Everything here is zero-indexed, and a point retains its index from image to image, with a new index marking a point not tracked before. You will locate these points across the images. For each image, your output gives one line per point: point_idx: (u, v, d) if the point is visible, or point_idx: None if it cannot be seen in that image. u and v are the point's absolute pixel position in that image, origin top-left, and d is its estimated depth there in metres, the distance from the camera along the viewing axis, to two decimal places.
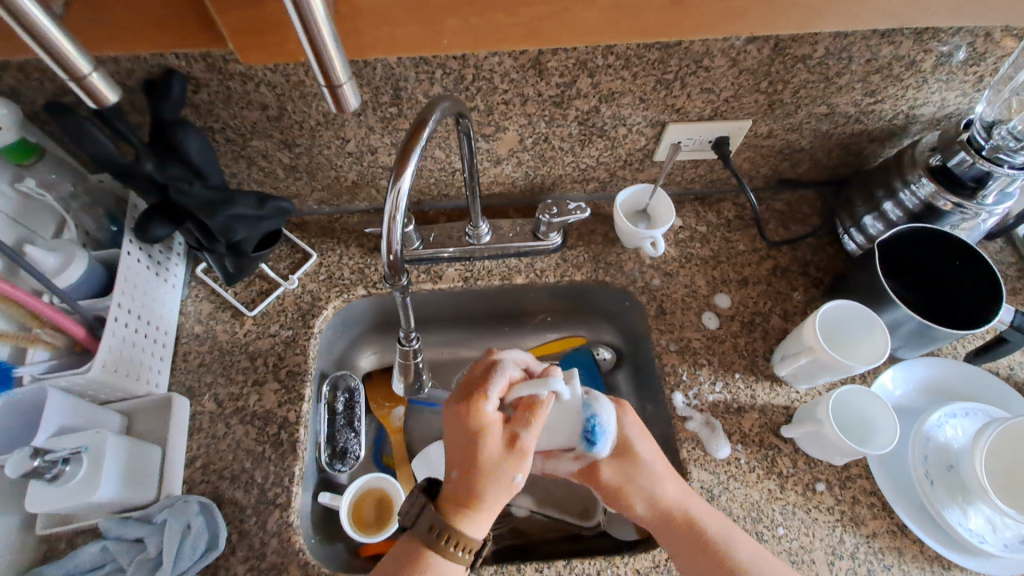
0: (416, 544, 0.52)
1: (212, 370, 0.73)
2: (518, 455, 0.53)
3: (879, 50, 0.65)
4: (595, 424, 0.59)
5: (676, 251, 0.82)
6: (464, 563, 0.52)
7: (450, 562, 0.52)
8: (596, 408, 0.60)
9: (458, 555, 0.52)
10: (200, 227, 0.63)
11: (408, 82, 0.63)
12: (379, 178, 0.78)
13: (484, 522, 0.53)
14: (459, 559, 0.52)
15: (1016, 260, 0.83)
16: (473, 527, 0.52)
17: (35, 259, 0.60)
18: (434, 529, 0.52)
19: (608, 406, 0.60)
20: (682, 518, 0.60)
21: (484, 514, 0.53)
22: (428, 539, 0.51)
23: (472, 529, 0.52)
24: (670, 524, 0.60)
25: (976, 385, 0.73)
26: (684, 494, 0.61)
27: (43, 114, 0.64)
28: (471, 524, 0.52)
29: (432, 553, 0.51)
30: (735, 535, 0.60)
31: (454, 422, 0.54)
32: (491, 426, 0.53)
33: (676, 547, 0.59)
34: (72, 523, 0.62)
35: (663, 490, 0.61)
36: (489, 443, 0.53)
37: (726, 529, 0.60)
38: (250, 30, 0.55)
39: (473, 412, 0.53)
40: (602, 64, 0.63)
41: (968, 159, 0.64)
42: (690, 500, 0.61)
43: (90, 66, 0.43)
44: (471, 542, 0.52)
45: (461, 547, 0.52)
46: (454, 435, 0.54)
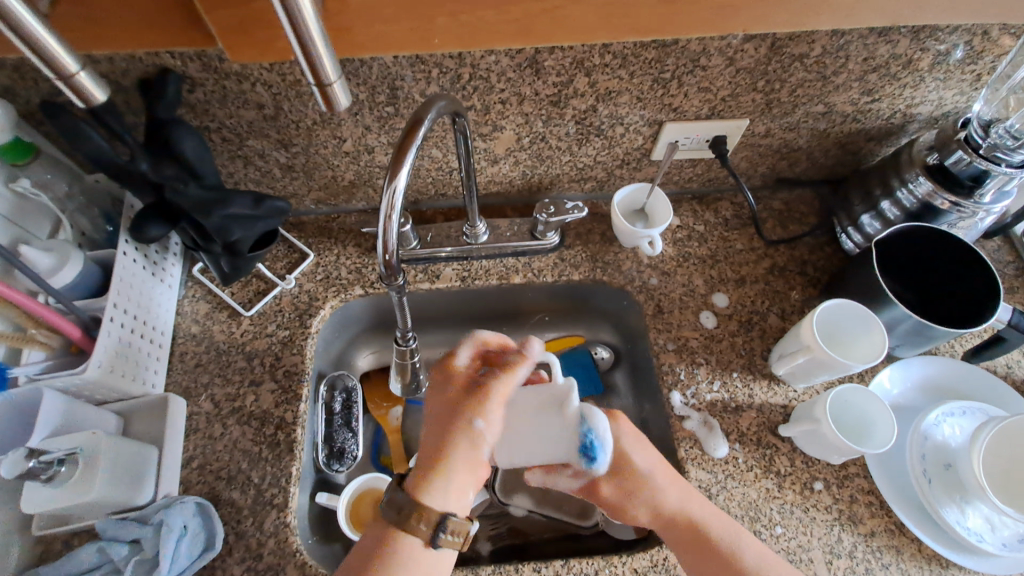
0: (387, 527, 0.52)
1: (209, 371, 0.73)
2: (479, 400, 0.58)
3: (875, 48, 0.65)
4: (592, 437, 0.58)
5: (673, 250, 0.82)
6: (423, 539, 0.52)
7: (411, 537, 0.52)
8: (591, 422, 0.59)
9: (418, 527, 0.52)
10: (196, 227, 0.63)
11: (405, 81, 0.63)
12: (377, 177, 0.78)
13: (448, 490, 0.54)
14: (418, 531, 0.52)
15: (1014, 258, 0.83)
16: (435, 494, 0.54)
17: (29, 260, 0.60)
18: (396, 503, 0.53)
19: (604, 419, 0.59)
20: (684, 525, 0.60)
21: (446, 475, 0.55)
22: (391, 515, 0.52)
23: (433, 498, 0.54)
24: (672, 533, 0.60)
25: (974, 384, 0.73)
26: (686, 499, 0.61)
27: (38, 114, 0.64)
28: (430, 490, 0.54)
29: (398, 533, 0.52)
30: (737, 532, 0.60)
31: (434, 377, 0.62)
32: (461, 380, 0.60)
33: (677, 553, 0.60)
34: (68, 524, 0.61)
35: (666, 498, 0.61)
36: (455, 396, 0.59)
37: (731, 531, 0.60)
38: (247, 29, 0.55)
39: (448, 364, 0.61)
40: (599, 62, 0.63)
41: (965, 158, 0.64)
42: (690, 504, 0.61)
43: (78, 65, 0.43)
44: (432, 514, 0.52)
45: (421, 519, 0.52)
46: (432, 400, 0.61)
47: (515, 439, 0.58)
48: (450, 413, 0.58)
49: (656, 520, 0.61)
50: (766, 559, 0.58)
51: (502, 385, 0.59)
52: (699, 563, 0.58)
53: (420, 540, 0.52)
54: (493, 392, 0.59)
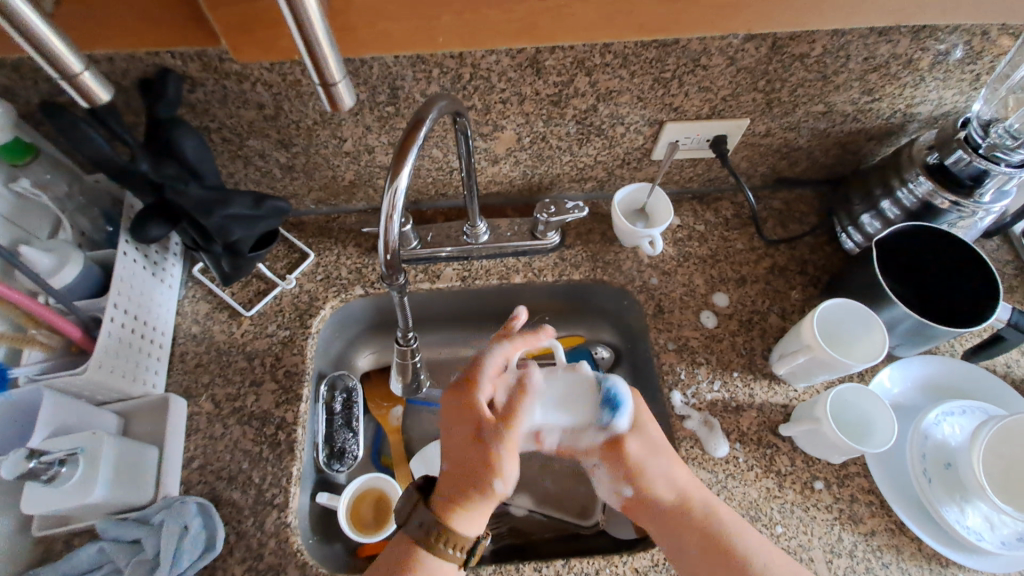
0: (413, 542, 0.54)
1: (209, 371, 0.72)
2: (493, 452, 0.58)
3: (876, 47, 0.65)
4: (614, 392, 0.67)
5: (674, 250, 0.82)
6: (455, 562, 0.54)
7: (440, 561, 0.54)
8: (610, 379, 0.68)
9: (448, 552, 0.54)
10: (196, 227, 0.62)
11: (405, 81, 0.63)
12: (377, 177, 0.78)
13: (476, 517, 0.56)
14: (448, 556, 0.54)
15: (1014, 258, 0.83)
16: (461, 522, 0.55)
17: (29, 260, 0.60)
18: (423, 525, 0.54)
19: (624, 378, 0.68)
20: (692, 511, 0.61)
21: (474, 510, 0.56)
22: (416, 534, 0.54)
23: (461, 523, 0.55)
24: (681, 514, 0.61)
25: (974, 383, 0.73)
26: (692, 485, 0.62)
27: (37, 113, 0.64)
28: (457, 518, 0.55)
29: (424, 551, 0.53)
30: (739, 522, 0.60)
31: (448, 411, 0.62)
32: (478, 415, 0.60)
33: (682, 541, 0.60)
34: (69, 524, 0.61)
35: (676, 478, 0.63)
36: (473, 441, 0.59)
37: (734, 520, 0.60)
38: (247, 29, 0.55)
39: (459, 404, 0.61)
40: (600, 62, 0.63)
41: (965, 157, 0.64)
42: (696, 491, 0.62)
43: (82, 64, 0.43)
44: (461, 540, 0.55)
45: (452, 545, 0.54)
46: (449, 437, 0.61)
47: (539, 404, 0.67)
48: (471, 457, 0.58)
49: (671, 497, 0.62)
50: (768, 551, 0.59)
51: (512, 435, 0.60)
52: (706, 550, 0.59)
53: (450, 561, 0.54)
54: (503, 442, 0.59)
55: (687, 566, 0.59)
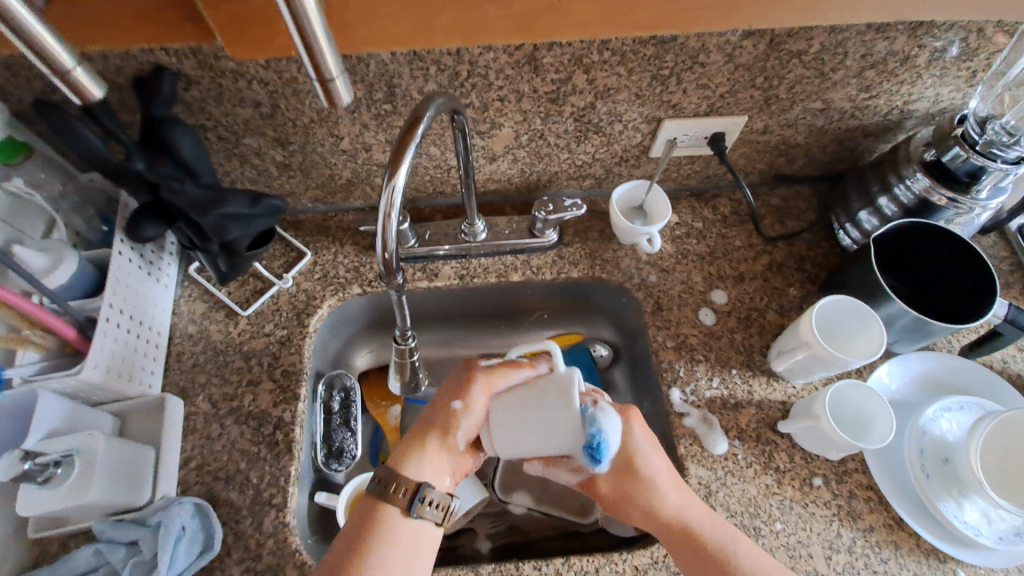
0: (368, 496, 0.56)
1: (206, 371, 0.72)
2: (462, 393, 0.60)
3: (873, 44, 0.65)
4: (599, 440, 0.55)
5: (672, 247, 0.82)
6: (401, 508, 0.55)
7: (389, 505, 0.55)
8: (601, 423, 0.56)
9: (395, 494, 0.55)
10: (192, 226, 0.62)
11: (402, 78, 0.63)
12: (375, 175, 0.77)
13: (424, 461, 0.59)
14: (393, 498, 0.55)
15: (1010, 254, 0.84)
16: (410, 465, 0.58)
17: (23, 259, 0.59)
18: (375, 469, 0.57)
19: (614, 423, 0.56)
20: (690, 530, 0.59)
21: (423, 451, 0.59)
22: (371, 482, 0.57)
23: (408, 465, 0.58)
24: (676, 536, 0.59)
25: (972, 379, 0.73)
26: (692, 504, 0.60)
27: (30, 111, 0.63)
28: (408, 460, 0.58)
29: (376, 496, 0.55)
30: (739, 538, 0.59)
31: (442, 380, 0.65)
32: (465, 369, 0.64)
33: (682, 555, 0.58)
34: (64, 526, 0.61)
35: (672, 499, 0.60)
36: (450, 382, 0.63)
37: (735, 539, 0.59)
38: (240, 26, 0.54)
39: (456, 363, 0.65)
40: (598, 59, 0.63)
41: (962, 154, 0.65)
42: (694, 508, 0.60)
43: (75, 61, 0.42)
44: (404, 481, 0.56)
45: (395, 484, 0.56)
46: (443, 385, 0.64)
47: (515, 423, 0.56)
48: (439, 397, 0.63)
49: (670, 516, 0.59)
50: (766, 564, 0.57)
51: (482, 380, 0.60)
52: (700, 569, 0.57)
53: (397, 508, 0.55)
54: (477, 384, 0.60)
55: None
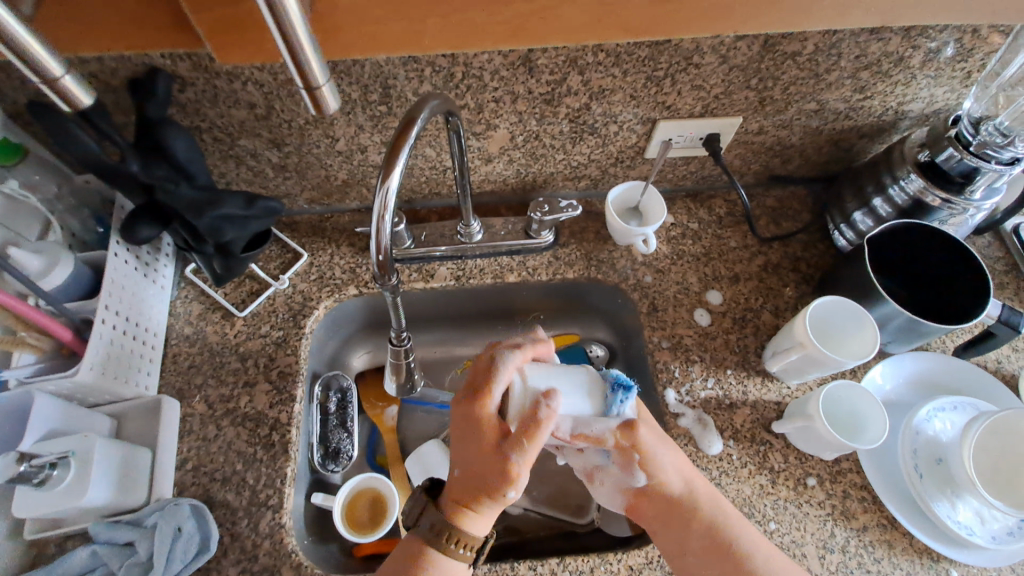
0: (423, 541, 0.53)
1: (202, 372, 0.72)
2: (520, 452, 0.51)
3: (867, 46, 0.65)
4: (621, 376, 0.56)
5: (667, 248, 0.83)
6: (464, 561, 0.53)
7: (448, 560, 0.53)
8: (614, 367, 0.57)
9: (458, 552, 0.53)
10: (187, 227, 0.62)
11: (397, 80, 0.63)
12: (370, 176, 0.77)
13: (486, 518, 0.54)
14: (459, 556, 0.53)
15: (1004, 254, 0.84)
16: (471, 523, 0.53)
17: (18, 261, 0.59)
18: (434, 526, 0.53)
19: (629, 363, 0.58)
20: (692, 503, 0.60)
21: (484, 513, 0.54)
22: (428, 535, 0.53)
23: (472, 527, 0.53)
24: (677, 507, 0.60)
25: (965, 379, 0.74)
26: (695, 478, 0.62)
27: (25, 113, 0.63)
28: (468, 518, 0.53)
29: (435, 551, 0.52)
30: (739, 518, 0.61)
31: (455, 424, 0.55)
32: (487, 426, 0.53)
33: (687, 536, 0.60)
34: (61, 527, 0.61)
35: (679, 471, 0.61)
36: (485, 441, 0.53)
37: (734, 516, 0.61)
38: (234, 30, 0.54)
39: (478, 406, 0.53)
40: (592, 61, 0.63)
41: (956, 154, 0.65)
42: (695, 479, 0.62)
43: (63, 68, 0.43)
44: (472, 540, 0.53)
45: (461, 546, 0.53)
46: (457, 431, 0.55)
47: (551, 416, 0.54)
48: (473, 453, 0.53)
49: (676, 487, 0.61)
50: (764, 549, 0.59)
51: (531, 445, 0.51)
52: (698, 541, 0.59)
53: (460, 560, 0.53)
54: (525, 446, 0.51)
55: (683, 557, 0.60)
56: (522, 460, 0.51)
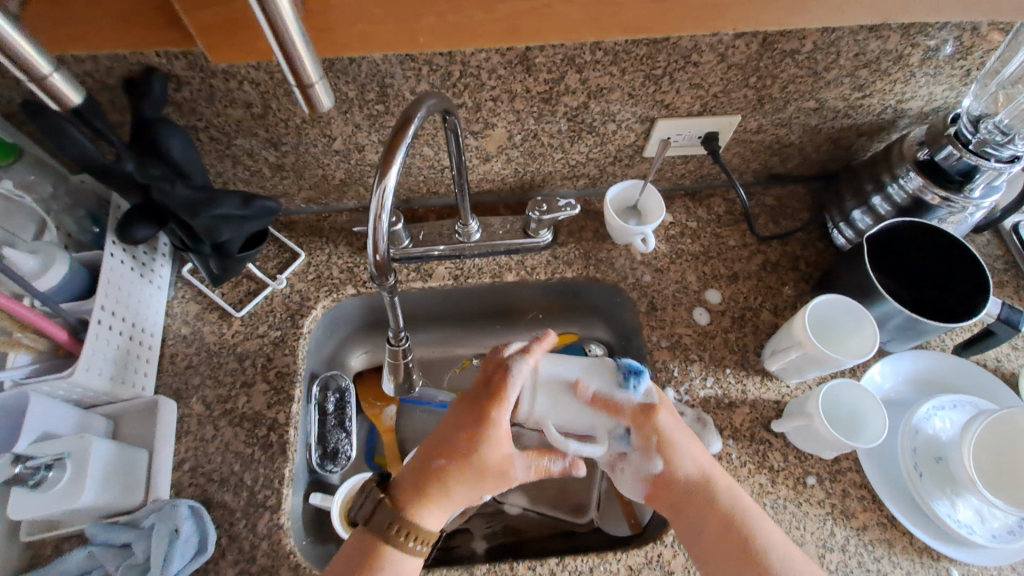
0: (377, 540, 0.54)
1: (199, 372, 0.72)
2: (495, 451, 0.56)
3: (866, 43, 0.64)
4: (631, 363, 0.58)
5: (666, 247, 0.82)
6: (418, 557, 0.55)
7: (402, 557, 0.54)
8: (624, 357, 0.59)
9: (412, 547, 0.54)
10: (184, 227, 0.62)
11: (395, 78, 0.62)
12: (368, 175, 0.77)
13: (442, 514, 0.56)
14: (412, 551, 0.54)
15: (1003, 252, 0.84)
16: (429, 517, 0.55)
17: (13, 261, 0.59)
18: (391, 524, 0.54)
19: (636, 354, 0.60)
20: (710, 488, 0.59)
21: (442, 506, 0.56)
22: (385, 530, 0.54)
23: (430, 528, 0.56)
24: (699, 498, 0.59)
25: (965, 378, 0.74)
26: (711, 466, 0.61)
27: (20, 113, 0.63)
28: (426, 510, 0.55)
29: (389, 547, 0.53)
30: (757, 513, 0.59)
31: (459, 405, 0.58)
32: (500, 442, 0.56)
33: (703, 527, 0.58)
34: (58, 529, 0.61)
35: (695, 457, 0.60)
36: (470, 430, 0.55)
37: (753, 508, 0.59)
38: (225, 27, 0.54)
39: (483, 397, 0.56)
40: (590, 59, 0.63)
41: (955, 153, 0.65)
42: (715, 475, 0.60)
43: (51, 66, 0.42)
44: (428, 535, 0.55)
45: (418, 540, 0.54)
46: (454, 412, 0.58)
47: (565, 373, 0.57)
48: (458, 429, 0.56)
49: (694, 473, 0.60)
50: (784, 547, 0.57)
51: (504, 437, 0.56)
52: (718, 526, 0.58)
53: (416, 556, 0.55)
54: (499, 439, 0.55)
55: (698, 552, 0.59)
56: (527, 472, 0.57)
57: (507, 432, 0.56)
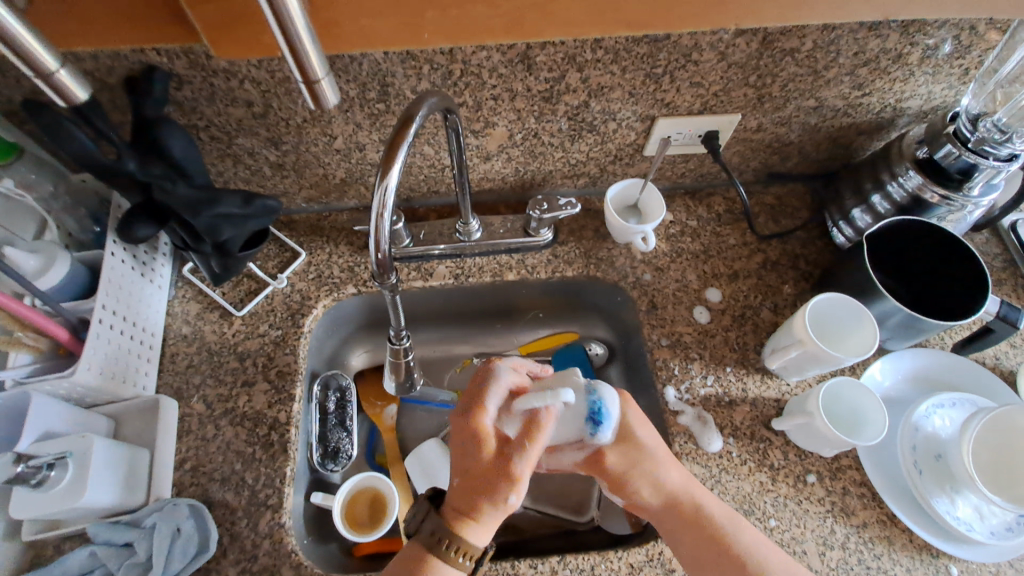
0: (425, 550, 0.52)
1: (200, 372, 0.72)
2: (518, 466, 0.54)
3: (866, 42, 0.65)
4: (601, 405, 0.60)
5: (667, 246, 0.82)
6: (465, 571, 0.52)
7: (450, 570, 0.52)
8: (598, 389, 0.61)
9: (460, 562, 0.52)
10: (185, 226, 0.62)
11: (396, 77, 0.62)
12: (369, 175, 0.77)
13: (489, 529, 0.54)
14: (461, 566, 0.52)
15: (1002, 251, 0.84)
16: (476, 534, 0.53)
17: (14, 261, 0.59)
18: (434, 534, 0.52)
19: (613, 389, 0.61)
20: (683, 504, 0.60)
21: (487, 524, 0.53)
22: (431, 545, 0.52)
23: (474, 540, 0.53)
24: (674, 515, 0.60)
25: (964, 376, 0.74)
26: (685, 482, 0.61)
27: (20, 112, 0.63)
28: (472, 529, 0.52)
29: (438, 561, 0.51)
30: (739, 523, 0.60)
31: (457, 431, 0.56)
32: (485, 444, 0.54)
33: (675, 540, 0.60)
34: (59, 528, 0.61)
35: (666, 477, 0.61)
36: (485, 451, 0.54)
37: (735, 519, 0.60)
38: (230, 25, 0.54)
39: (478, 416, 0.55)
40: (591, 58, 0.63)
41: (954, 151, 0.65)
42: (695, 489, 0.61)
43: (58, 62, 0.42)
44: (473, 550, 0.52)
45: (463, 555, 0.52)
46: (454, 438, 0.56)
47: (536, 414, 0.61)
48: (466, 454, 0.55)
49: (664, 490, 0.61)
50: (769, 553, 0.59)
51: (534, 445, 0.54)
52: (688, 537, 0.59)
53: (461, 570, 0.52)
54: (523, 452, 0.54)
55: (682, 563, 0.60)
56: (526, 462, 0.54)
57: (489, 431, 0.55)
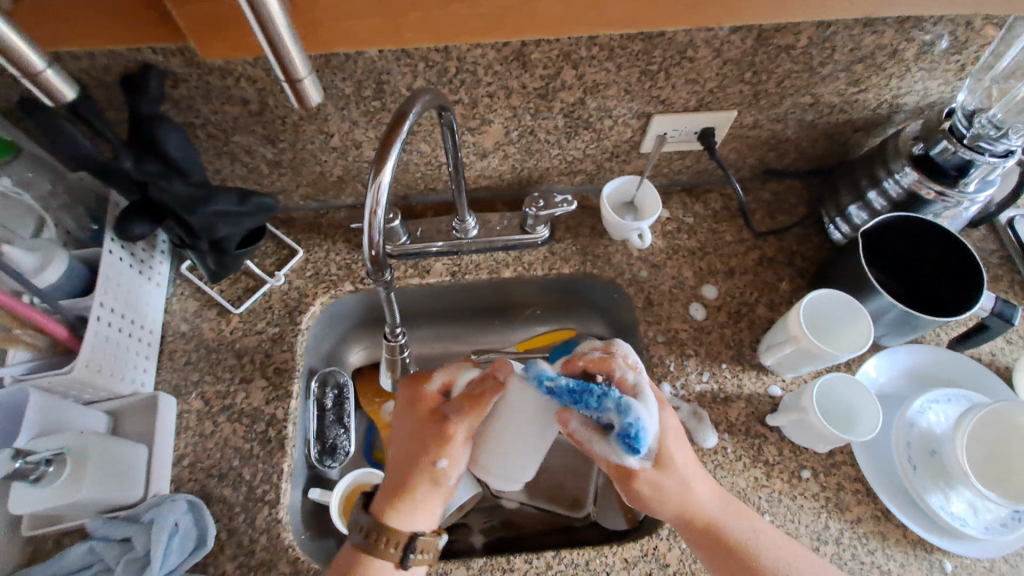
0: (358, 549, 0.55)
1: (198, 369, 0.72)
2: (441, 441, 0.57)
3: (861, 38, 0.65)
4: (637, 428, 0.53)
5: (663, 242, 0.83)
6: (394, 561, 0.55)
7: (382, 561, 0.55)
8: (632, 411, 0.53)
9: (389, 552, 0.55)
10: (181, 224, 0.62)
11: (391, 75, 0.63)
12: (365, 172, 0.77)
13: (416, 515, 0.57)
14: (387, 556, 0.55)
15: (999, 247, 0.84)
16: (399, 521, 0.56)
17: (13, 259, 0.59)
18: (365, 529, 0.55)
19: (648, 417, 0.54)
20: (718, 530, 0.58)
21: (411, 506, 0.56)
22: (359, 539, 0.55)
23: (399, 524, 0.56)
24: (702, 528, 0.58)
25: (957, 370, 0.74)
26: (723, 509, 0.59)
27: (16, 109, 0.63)
28: (395, 514, 0.56)
29: (369, 556, 0.55)
30: (749, 526, 0.59)
31: (402, 400, 0.61)
32: (428, 405, 0.60)
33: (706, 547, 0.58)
34: (60, 523, 0.61)
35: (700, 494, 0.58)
36: (420, 422, 0.59)
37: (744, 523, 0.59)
38: (212, 29, 0.53)
39: (417, 389, 0.60)
40: (586, 55, 0.63)
41: (950, 147, 0.65)
42: (729, 515, 0.59)
43: (44, 62, 0.42)
44: (399, 538, 0.55)
45: (390, 545, 0.55)
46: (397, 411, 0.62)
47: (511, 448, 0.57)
48: (406, 426, 0.60)
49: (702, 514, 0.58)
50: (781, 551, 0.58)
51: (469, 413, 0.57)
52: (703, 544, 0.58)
53: (388, 560, 0.55)
54: (455, 425, 0.57)
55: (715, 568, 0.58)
56: (462, 424, 0.57)
57: (435, 394, 0.60)
